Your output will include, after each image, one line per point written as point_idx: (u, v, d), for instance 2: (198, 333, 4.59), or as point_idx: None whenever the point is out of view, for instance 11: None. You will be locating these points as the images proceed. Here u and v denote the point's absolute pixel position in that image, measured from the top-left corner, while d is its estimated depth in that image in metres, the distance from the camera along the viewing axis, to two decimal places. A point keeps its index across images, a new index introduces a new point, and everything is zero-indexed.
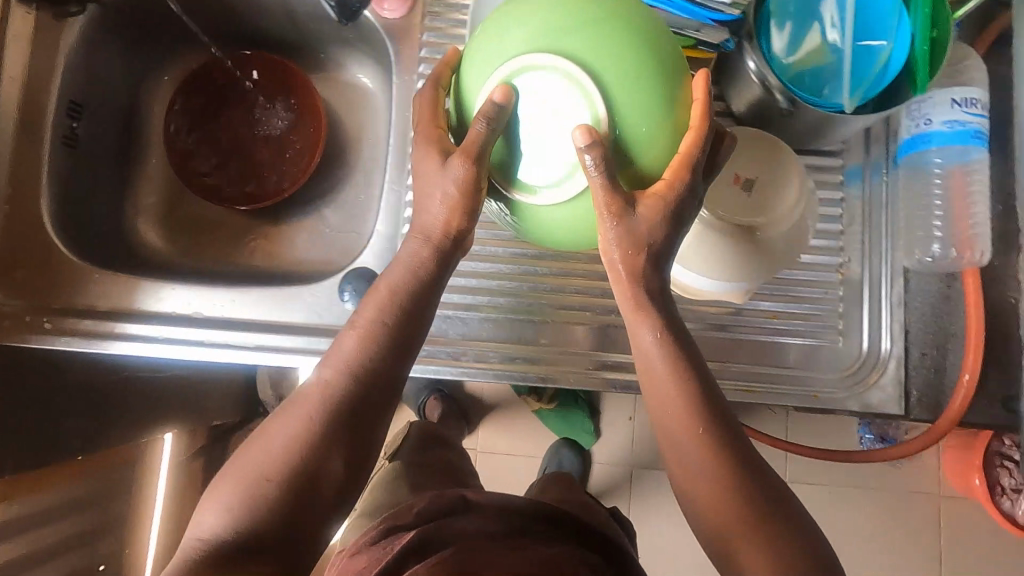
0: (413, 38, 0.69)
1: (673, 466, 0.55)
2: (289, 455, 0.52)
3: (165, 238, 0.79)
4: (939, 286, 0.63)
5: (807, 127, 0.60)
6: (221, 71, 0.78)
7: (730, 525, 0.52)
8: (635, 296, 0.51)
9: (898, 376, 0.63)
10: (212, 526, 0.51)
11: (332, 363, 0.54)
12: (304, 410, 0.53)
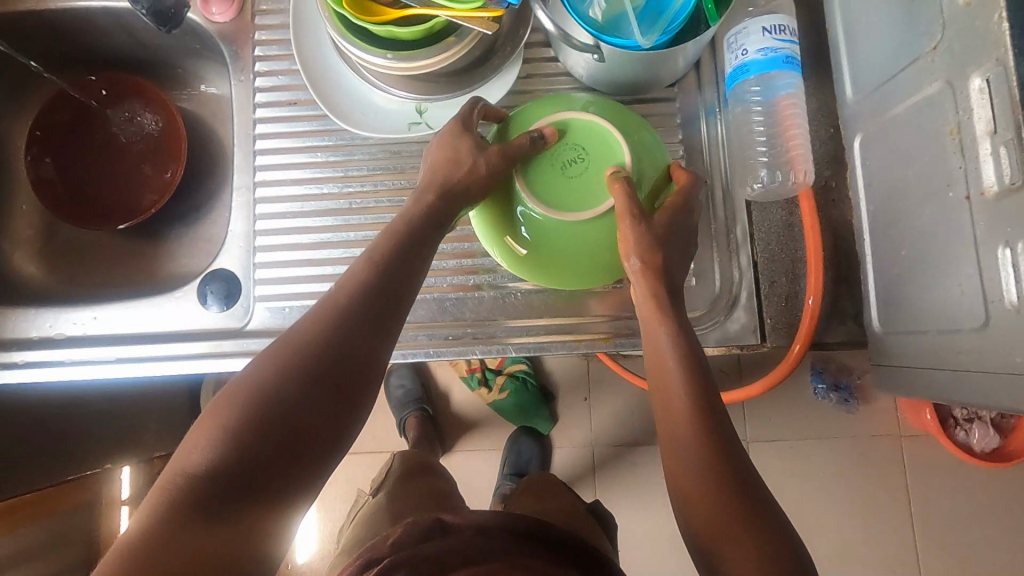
0: (245, 40, 0.70)
1: (664, 457, 0.50)
2: (288, 370, 0.46)
3: (44, 268, 0.80)
4: (781, 212, 0.64)
5: (625, 68, 0.60)
6: (79, 95, 0.79)
7: (710, 517, 0.46)
8: (655, 291, 0.53)
9: (751, 305, 0.64)
10: (190, 463, 0.43)
11: (342, 289, 0.50)
12: (308, 330, 0.48)
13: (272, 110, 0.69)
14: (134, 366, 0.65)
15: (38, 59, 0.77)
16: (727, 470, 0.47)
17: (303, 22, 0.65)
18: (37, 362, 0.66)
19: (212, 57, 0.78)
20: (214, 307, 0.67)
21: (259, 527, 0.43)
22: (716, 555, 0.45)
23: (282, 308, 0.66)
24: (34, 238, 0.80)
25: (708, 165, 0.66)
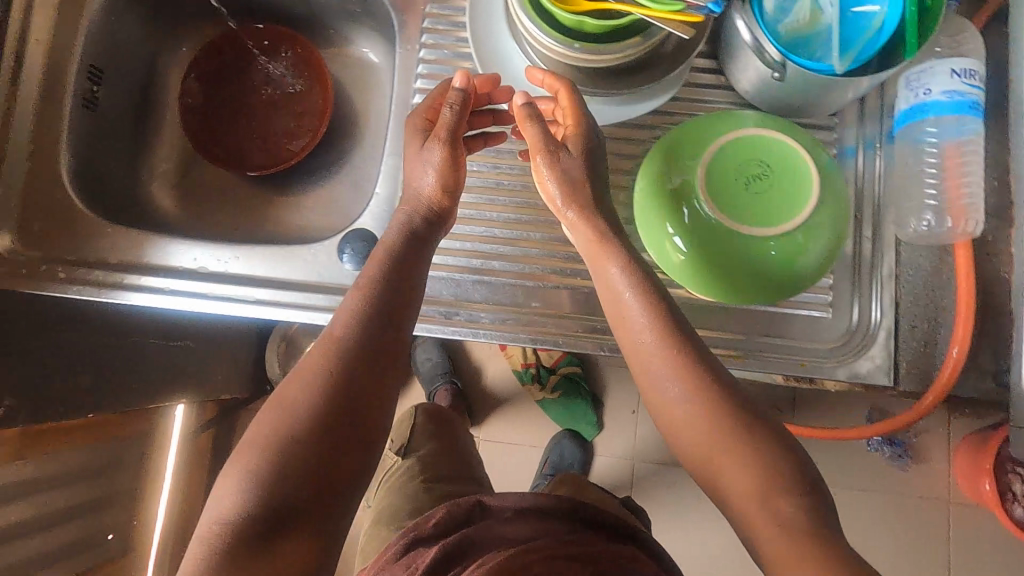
0: (416, 8, 0.72)
1: (645, 388, 0.55)
2: (302, 404, 0.49)
3: (176, 202, 0.83)
4: (931, 257, 0.63)
5: (797, 92, 0.60)
6: (237, 37, 0.81)
7: (701, 439, 0.51)
8: (597, 229, 0.59)
9: (890, 348, 0.63)
10: (219, 509, 0.46)
11: (340, 323, 0.53)
12: (312, 363, 0.51)
13: (432, 82, 0.70)
14: (261, 310, 0.68)
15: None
16: (711, 397, 0.52)
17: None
18: (164, 291, 0.69)
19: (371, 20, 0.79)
20: (350, 264, 0.68)
21: (310, 548, 0.46)
22: (718, 473, 0.50)
23: None
24: (171, 169, 0.83)
25: (860, 199, 0.65)
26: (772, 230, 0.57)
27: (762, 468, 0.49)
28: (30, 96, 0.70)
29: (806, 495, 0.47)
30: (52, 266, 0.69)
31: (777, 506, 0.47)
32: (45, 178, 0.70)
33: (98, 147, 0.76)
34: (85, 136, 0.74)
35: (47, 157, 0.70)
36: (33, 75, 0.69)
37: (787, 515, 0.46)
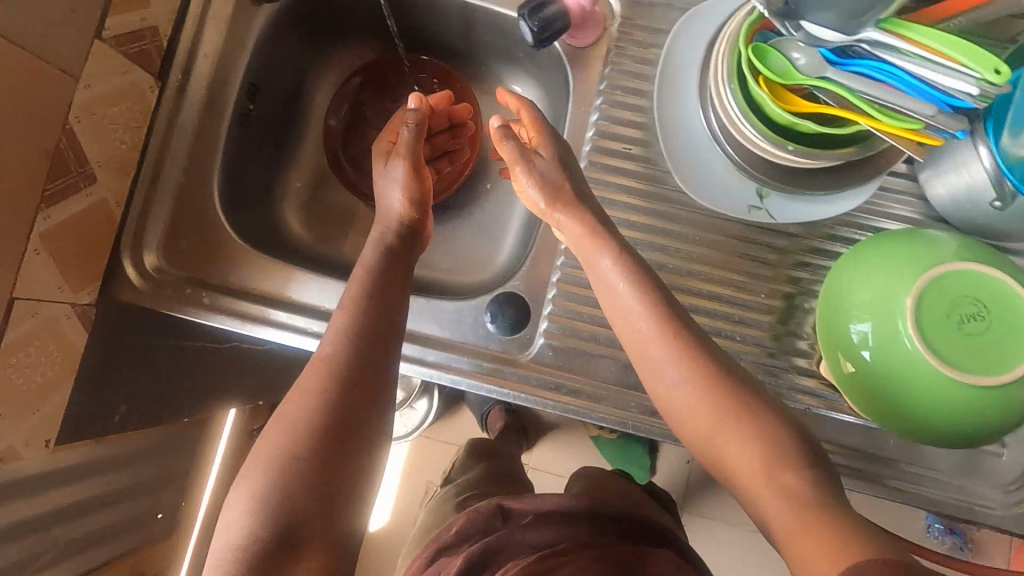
0: (593, 67, 0.80)
1: (646, 372, 0.64)
2: (300, 413, 0.59)
3: (304, 225, 0.91)
4: None
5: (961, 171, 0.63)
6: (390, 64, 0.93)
7: (711, 413, 0.59)
8: (571, 213, 0.68)
9: None
10: (229, 537, 0.54)
11: (328, 346, 0.63)
12: (309, 385, 0.60)
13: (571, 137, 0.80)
14: None
15: (364, 43, 0.94)
16: (711, 381, 0.60)
17: (675, 60, 0.75)
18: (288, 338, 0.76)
19: (517, 66, 0.91)
20: (498, 330, 0.76)
21: (324, 554, 0.54)
22: (725, 451, 0.58)
23: (534, 342, 0.76)
24: (301, 195, 0.92)
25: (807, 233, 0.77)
26: (991, 379, 0.61)
27: (770, 440, 0.56)
28: (194, 125, 0.80)
29: (815, 470, 0.54)
30: (185, 285, 0.78)
31: (784, 481, 0.54)
32: (199, 195, 0.80)
33: (245, 164, 0.86)
34: (228, 153, 0.83)
35: (198, 185, 0.80)
36: (201, 92, 0.80)
37: (796, 488, 0.53)
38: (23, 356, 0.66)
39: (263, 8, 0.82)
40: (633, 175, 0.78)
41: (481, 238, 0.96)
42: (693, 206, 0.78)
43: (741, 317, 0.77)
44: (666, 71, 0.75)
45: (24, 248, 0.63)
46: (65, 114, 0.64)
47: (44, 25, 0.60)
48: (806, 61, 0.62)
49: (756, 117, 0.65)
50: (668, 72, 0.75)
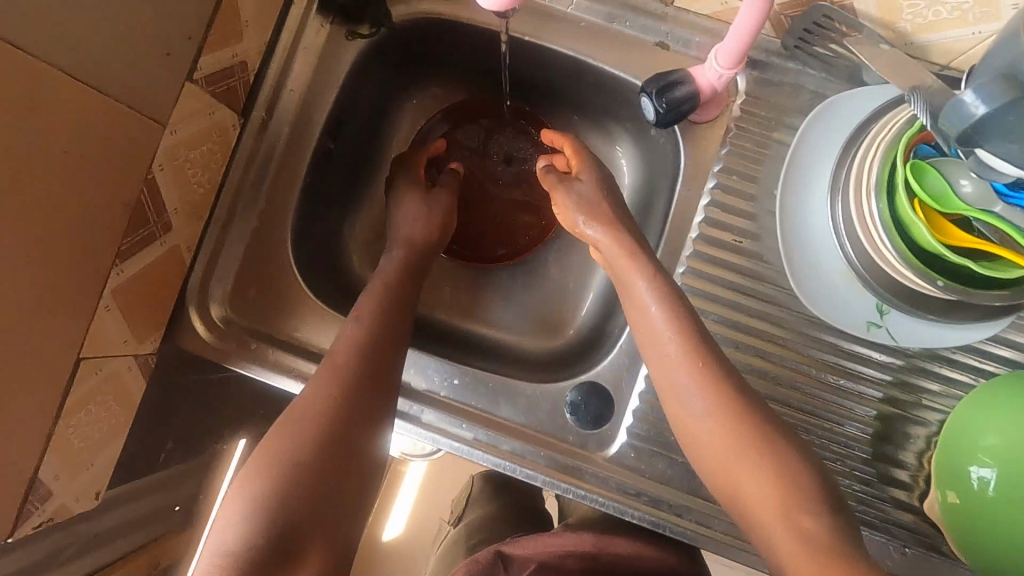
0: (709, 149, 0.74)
1: (669, 401, 0.60)
2: (310, 410, 0.58)
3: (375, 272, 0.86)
4: None
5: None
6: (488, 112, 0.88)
7: (729, 444, 0.56)
8: (617, 240, 0.68)
9: None
10: (222, 541, 0.50)
11: (343, 348, 0.64)
12: (324, 384, 0.61)
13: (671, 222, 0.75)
14: (446, 431, 0.70)
15: (454, 80, 0.87)
16: (734, 410, 0.56)
17: (810, 151, 0.69)
18: None
19: (618, 124, 0.84)
20: (581, 424, 0.71)
21: (325, 554, 0.52)
22: (743, 487, 0.55)
23: (615, 442, 0.71)
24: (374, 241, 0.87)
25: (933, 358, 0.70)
26: None
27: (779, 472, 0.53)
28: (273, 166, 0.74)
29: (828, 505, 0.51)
30: (252, 340, 0.73)
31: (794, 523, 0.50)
32: (273, 241, 0.75)
33: (320, 206, 0.80)
34: (306, 195, 0.77)
35: (272, 231, 0.75)
36: (283, 131, 0.74)
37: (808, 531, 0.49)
38: (83, 414, 0.62)
39: (357, 43, 0.76)
40: (738, 270, 0.72)
41: (558, 303, 0.90)
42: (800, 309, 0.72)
43: (840, 428, 0.71)
44: (796, 161, 0.69)
45: (97, 306, 0.59)
46: (149, 163, 0.59)
47: (139, 72, 0.54)
48: (974, 190, 0.56)
49: (902, 238, 0.59)
50: (796, 162, 0.69)
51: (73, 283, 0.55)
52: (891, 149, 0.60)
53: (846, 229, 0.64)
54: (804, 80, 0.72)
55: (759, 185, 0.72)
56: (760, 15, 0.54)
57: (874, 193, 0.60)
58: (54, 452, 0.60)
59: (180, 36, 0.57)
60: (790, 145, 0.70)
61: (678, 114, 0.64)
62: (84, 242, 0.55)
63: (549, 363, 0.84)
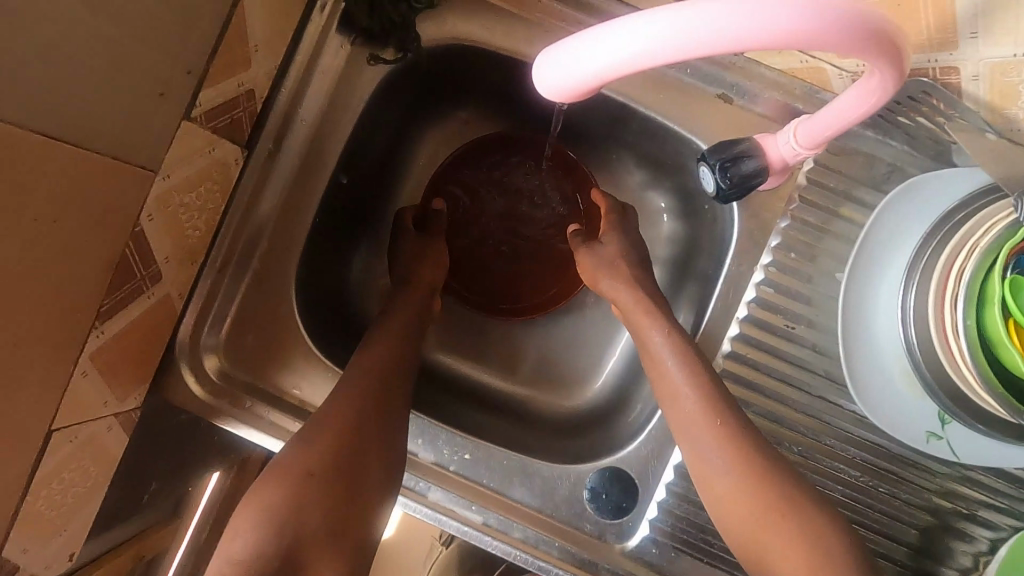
0: (766, 222, 0.66)
1: (690, 456, 0.58)
2: (327, 429, 0.57)
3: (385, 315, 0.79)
4: None
5: None
6: (523, 147, 0.79)
7: (749, 501, 0.54)
8: (639, 302, 0.65)
9: None
10: (229, 551, 0.50)
11: (370, 359, 0.62)
12: (344, 399, 0.59)
13: (720, 298, 0.68)
14: (452, 513, 0.64)
15: (483, 109, 0.79)
16: (756, 469, 0.54)
17: (884, 232, 0.61)
18: None
19: (661, 174, 0.76)
20: (601, 514, 0.66)
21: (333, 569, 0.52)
22: (769, 549, 0.52)
23: (637, 536, 0.65)
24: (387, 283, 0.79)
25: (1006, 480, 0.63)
26: None
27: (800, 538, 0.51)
28: (278, 202, 0.66)
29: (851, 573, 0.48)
30: (246, 397, 0.66)
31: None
32: (275, 287, 0.67)
33: (329, 245, 0.73)
34: (313, 236, 0.69)
35: (273, 276, 0.67)
36: (292, 164, 0.66)
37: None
38: (56, 483, 0.56)
39: (379, 68, 0.67)
40: (786, 358, 0.65)
41: (579, 357, 0.81)
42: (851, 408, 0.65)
43: (887, 536, 0.64)
44: (869, 242, 0.61)
45: (71, 374, 0.52)
46: (136, 215, 0.51)
47: (122, 117, 0.46)
48: None
49: (984, 355, 0.52)
50: (868, 243, 0.62)
51: (42, 354, 0.48)
52: (991, 253, 0.52)
53: (914, 327, 0.58)
54: (882, 152, 0.64)
55: (817, 265, 0.65)
56: (844, 121, 0.45)
57: (961, 300, 0.53)
58: (20, 526, 0.54)
59: (174, 72, 0.50)
60: (866, 221, 0.63)
61: (742, 189, 0.57)
62: (56, 311, 0.47)
63: (565, 427, 0.76)
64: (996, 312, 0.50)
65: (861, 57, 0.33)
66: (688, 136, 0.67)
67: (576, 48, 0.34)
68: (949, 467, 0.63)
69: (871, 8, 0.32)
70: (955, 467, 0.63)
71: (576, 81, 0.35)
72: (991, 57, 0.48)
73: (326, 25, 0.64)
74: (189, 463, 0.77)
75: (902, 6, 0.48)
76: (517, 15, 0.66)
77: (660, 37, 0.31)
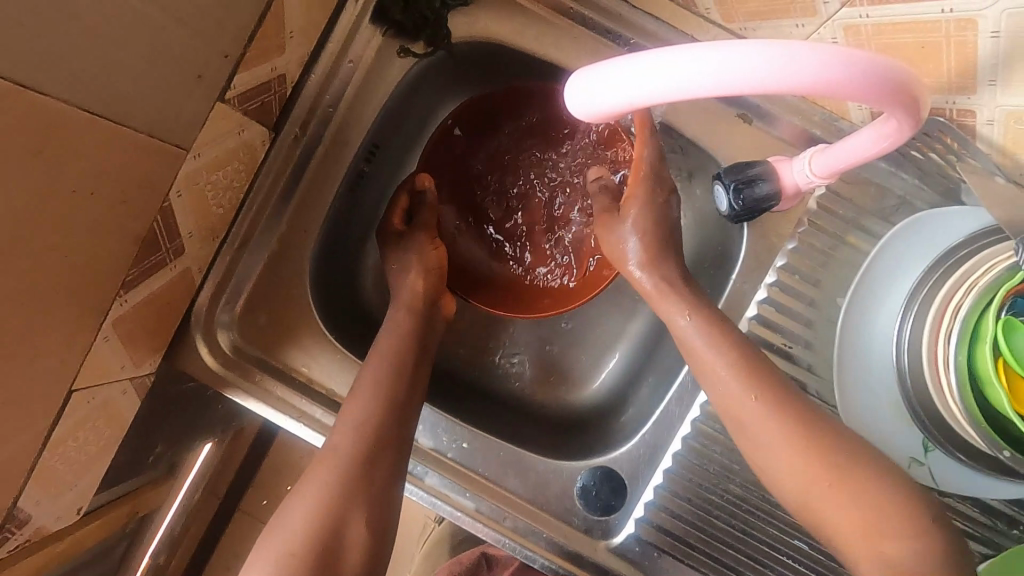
0: (773, 241, 0.68)
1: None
2: (319, 494, 0.53)
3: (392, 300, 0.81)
4: None
5: None
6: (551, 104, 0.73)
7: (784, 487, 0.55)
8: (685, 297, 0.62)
9: None
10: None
11: (358, 408, 0.59)
12: (336, 461, 0.55)
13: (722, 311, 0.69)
14: (446, 498, 0.67)
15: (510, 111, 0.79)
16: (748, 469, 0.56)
17: (885, 261, 0.63)
18: None
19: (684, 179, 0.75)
20: (590, 509, 0.68)
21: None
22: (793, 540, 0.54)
23: (622, 534, 0.68)
24: None
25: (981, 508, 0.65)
26: None
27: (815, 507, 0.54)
28: (299, 185, 0.68)
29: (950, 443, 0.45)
30: (256, 371, 0.69)
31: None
32: (291, 267, 0.69)
33: (344, 229, 0.74)
34: (330, 220, 0.71)
35: (289, 256, 0.69)
36: (317, 149, 0.68)
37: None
38: (70, 441, 0.57)
39: (409, 61, 0.69)
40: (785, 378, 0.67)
41: (582, 353, 0.80)
42: None
43: None
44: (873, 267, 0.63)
45: (95, 338, 0.53)
46: (166, 191, 0.53)
47: (162, 95, 0.48)
48: None
49: (971, 390, 0.54)
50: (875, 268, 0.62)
51: (68, 319, 0.50)
52: (987, 293, 0.54)
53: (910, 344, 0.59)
54: (893, 183, 0.66)
55: (821, 290, 0.66)
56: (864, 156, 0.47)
57: (955, 336, 0.55)
58: (35, 482, 0.55)
59: (213, 55, 0.51)
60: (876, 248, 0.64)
61: (754, 211, 0.58)
62: (86, 279, 0.49)
63: (561, 422, 0.78)
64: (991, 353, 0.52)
65: (874, 102, 0.36)
66: (707, 152, 0.68)
67: (613, 74, 0.35)
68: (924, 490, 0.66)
69: (886, 59, 0.34)
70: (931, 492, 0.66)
71: (611, 105, 0.37)
72: (1006, 104, 0.49)
73: (360, 16, 0.65)
74: (193, 429, 0.79)
75: (925, 49, 0.49)
76: (548, 18, 0.67)
77: (691, 76, 0.33)
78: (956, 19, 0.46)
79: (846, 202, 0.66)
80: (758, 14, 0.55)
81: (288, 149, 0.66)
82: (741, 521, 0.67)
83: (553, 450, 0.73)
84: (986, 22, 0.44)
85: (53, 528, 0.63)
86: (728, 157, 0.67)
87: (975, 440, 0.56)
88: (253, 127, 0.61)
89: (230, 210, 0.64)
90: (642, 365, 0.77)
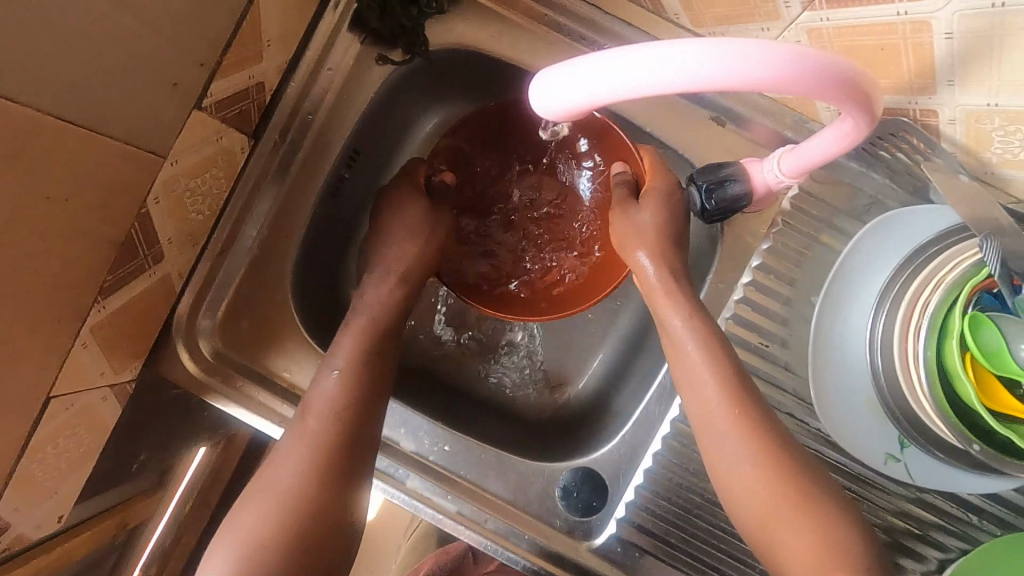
0: (747, 241, 0.69)
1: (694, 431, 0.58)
2: (297, 475, 0.56)
3: None
4: None
5: None
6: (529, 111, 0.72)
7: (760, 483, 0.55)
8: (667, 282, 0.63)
9: None
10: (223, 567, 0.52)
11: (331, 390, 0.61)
12: (308, 445, 0.58)
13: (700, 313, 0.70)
14: (427, 500, 0.67)
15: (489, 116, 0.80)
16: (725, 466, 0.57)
17: (857, 261, 0.64)
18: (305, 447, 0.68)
19: None
20: (571, 510, 0.68)
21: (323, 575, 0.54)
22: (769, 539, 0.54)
23: (603, 534, 0.68)
24: None
25: (959, 503, 0.66)
26: None
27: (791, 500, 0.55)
28: (279, 192, 0.69)
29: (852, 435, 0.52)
30: (239, 377, 0.69)
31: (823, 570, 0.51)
32: (272, 272, 0.70)
33: (326, 235, 0.75)
34: (311, 226, 0.72)
35: (269, 261, 0.69)
36: (296, 156, 0.68)
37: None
38: (50, 448, 0.57)
39: (387, 68, 0.70)
40: (763, 376, 0.68)
41: (566, 353, 0.80)
42: (813, 429, 0.67)
43: None
44: (845, 265, 0.64)
45: (73, 344, 0.54)
46: (144, 197, 0.53)
47: (136, 103, 0.48)
48: None
49: (941, 383, 0.55)
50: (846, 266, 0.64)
51: (45, 325, 0.50)
52: (954, 289, 0.55)
53: (879, 338, 0.60)
54: (864, 183, 0.67)
55: (795, 289, 0.68)
56: (823, 155, 0.48)
57: (924, 329, 0.55)
58: (13, 490, 0.55)
59: (189, 63, 0.52)
60: (848, 248, 0.65)
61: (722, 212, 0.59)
62: (64, 284, 0.50)
63: (543, 424, 0.78)
64: (958, 348, 0.53)
65: (827, 99, 0.37)
66: (682, 154, 0.69)
67: (577, 72, 0.36)
68: (900, 486, 0.67)
69: (837, 58, 0.35)
70: (907, 487, 0.66)
71: (575, 101, 0.37)
72: (966, 104, 0.50)
73: (338, 25, 0.66)
74: (176, 437, 0.79)
75: (884, 50, 0.50)
76: (524, 25, 0.68)
77: (649, 73, 0.34)
78: (911, 21, 0.47)
79: (818, 203, 0.67)
80: (726, 18, 0.56)
81: (267, 156, 0.67)
82: (721, 521, 0.68)
83: (533, 453, 0.73)
84: (940, 24, 0.45)
85: (32, 535, 0.63)
86: (702, 159, 0.68)
87: (945, 431, 0.57)
88: (231, 133, 0.62)
89: (209, 217, 0.65)
90: (623, 365, 0.78)
